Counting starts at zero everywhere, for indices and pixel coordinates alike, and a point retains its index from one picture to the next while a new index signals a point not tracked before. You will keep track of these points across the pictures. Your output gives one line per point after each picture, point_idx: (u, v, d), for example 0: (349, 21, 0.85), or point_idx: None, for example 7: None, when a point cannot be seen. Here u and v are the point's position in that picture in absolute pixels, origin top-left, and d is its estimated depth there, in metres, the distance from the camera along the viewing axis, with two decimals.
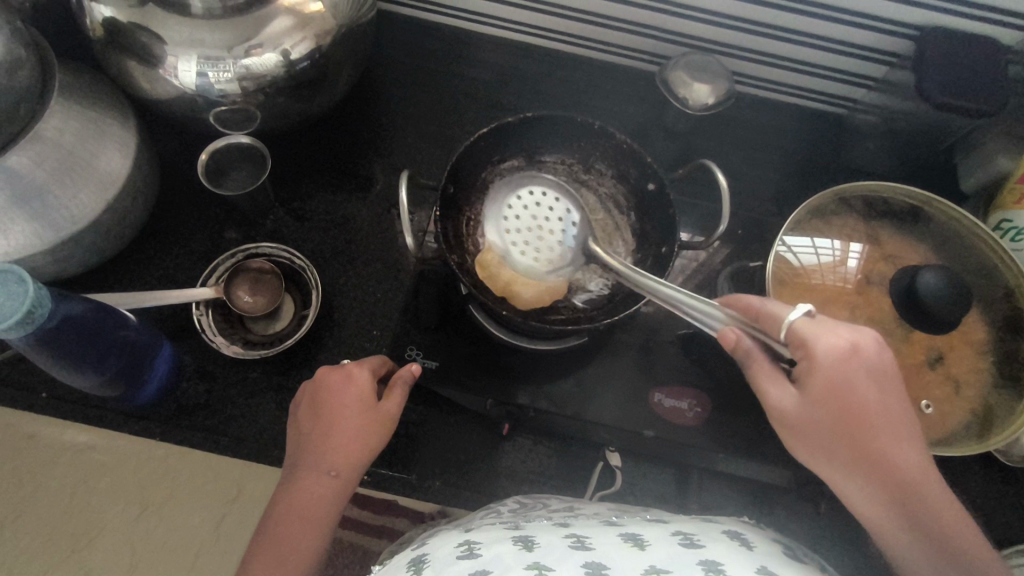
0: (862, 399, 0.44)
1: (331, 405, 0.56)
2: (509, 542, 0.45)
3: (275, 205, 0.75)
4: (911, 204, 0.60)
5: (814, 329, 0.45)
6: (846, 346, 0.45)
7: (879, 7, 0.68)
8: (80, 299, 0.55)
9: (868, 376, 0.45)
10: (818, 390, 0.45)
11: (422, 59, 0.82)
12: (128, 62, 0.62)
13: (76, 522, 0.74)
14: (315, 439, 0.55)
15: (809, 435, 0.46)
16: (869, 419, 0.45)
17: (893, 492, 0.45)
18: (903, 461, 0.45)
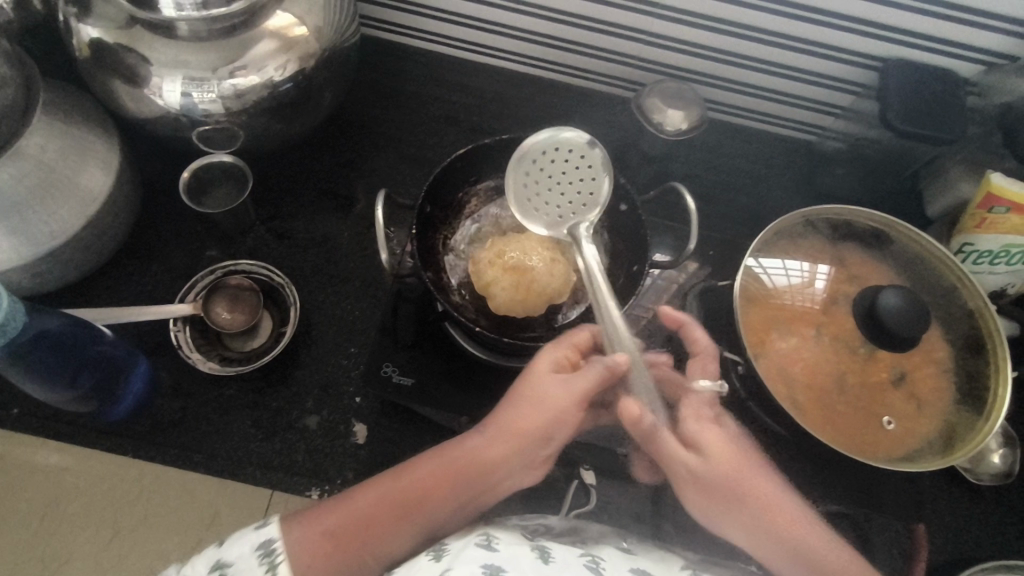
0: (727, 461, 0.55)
1: (540, 375, 0.53)
2: (528, 548, 0.48)
3: (256, 224, 0.76)
4: (876, 228, 0.62)
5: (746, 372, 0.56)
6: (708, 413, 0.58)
7: (844, 39, 0.71)
8: (56, 314, 0.57)
9: (716, 434, 0.56)
10: (714, 452, 0.55)
11: (406, 84, 0.85)
12: (113, 82, 0.63)
13: (49, 546, 0.72)
14: (518, 409, 0.53)
15: (707, 486, 0.55)
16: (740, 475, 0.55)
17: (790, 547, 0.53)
18: (779, 507, 0.55)
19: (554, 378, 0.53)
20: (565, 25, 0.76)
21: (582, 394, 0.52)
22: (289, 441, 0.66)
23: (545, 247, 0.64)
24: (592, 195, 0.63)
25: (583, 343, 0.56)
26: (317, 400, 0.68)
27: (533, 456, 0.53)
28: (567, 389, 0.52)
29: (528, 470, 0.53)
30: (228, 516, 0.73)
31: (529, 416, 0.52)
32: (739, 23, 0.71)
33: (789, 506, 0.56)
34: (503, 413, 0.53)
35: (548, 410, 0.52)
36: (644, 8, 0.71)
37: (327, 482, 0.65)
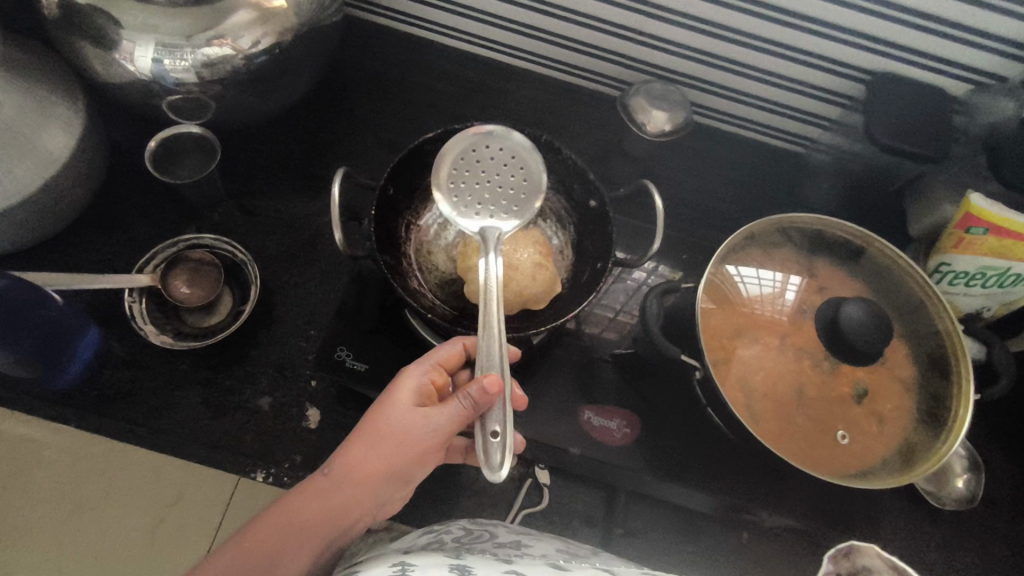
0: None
1: (399, 414, 0.49)
2: (445, 568, 0.41)
3: (224, 199, 0.74)
4: (850, 240, 0.61)
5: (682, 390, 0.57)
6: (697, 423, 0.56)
7: (833, 49, 0.70)
8: (2, 274, 0.56)
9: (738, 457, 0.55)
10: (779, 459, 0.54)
11: (390, 68, 0.84)
12: (82, 43, 0.61)
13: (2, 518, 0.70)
14: (371, 449, 0.48)
15: None
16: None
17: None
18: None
19: (415, 417, 0.49)
20: (553, 18, 0.75)
21: (440, 429, 0.48)
22: (239, 421, 0.64)
23: (530, 245, 0.63)
24: (523, 199, 0.60)
25: (446, 360, 0.52)
26: (272, 381, 0.66)
27: (385, 492, 0.50)
28: (428, 425, 0.48)
29: (384, 505, 0.51)
30: (190, 499, 0.72)
31: (382, 457, 0.48)
32: (729, 26, 0.70)
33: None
34: (354, 453, 0.48)
35: (404, 451, 0.48)
36: (633, 5, 0.70)
37: (273, 465, 0.63)
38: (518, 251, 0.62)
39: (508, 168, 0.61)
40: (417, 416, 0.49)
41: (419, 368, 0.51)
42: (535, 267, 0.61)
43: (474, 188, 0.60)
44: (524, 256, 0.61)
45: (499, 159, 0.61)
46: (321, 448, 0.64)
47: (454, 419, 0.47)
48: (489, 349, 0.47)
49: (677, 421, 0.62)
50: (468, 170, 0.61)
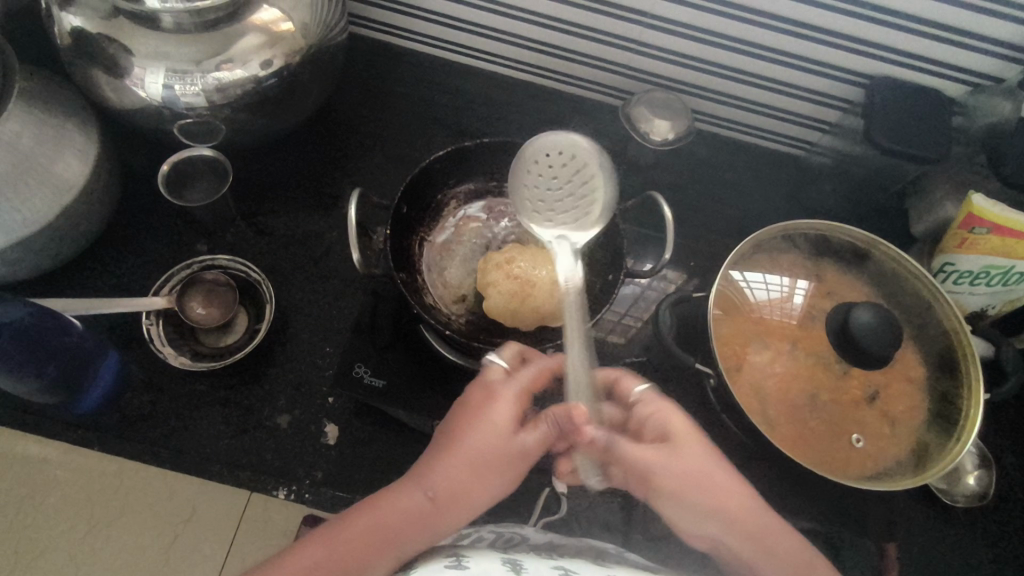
0: (688, 449, 0.49)
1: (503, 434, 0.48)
2: (498, 562, 0.44)
3: (237, 218, 0.75)
4: (856, 244, 0.62)
5: (648, 397, 0.52)
6: (686, 418, 0.51)
7: (832, 54, 0.71)
8: (26, 304, 0.57)
9: (705, 445, 0.50)
10: (681, 443, 0.50)
11: (394, 84, 0.85)
12: (94, 71, 0.62)
13: (22, 536, 0.71)
14: (476, 474, 0.47)
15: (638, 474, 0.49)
16: (729, 484, 0.49)
17: (770, 551, 0.46)
18: (767, 524, 0.48)
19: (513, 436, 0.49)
20: (554, 31, 0.76)
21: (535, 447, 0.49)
22: (259, 439, 0.65)
23: (544, 261, 0.63)
24: (592, 212, 0.61)
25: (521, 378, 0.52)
26: (290, 399, 0.67)
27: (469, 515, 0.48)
28: (521, 445, 0.49)
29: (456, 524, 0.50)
30: (202, 515, 0.73)
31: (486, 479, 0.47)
32: (728, 35, 0.71)
33: (770, 517, 0.49)
34: (452, 473, 0.47)
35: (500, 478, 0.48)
36: (633, 16, 0.71)
37: (294, 482, 0.64)
38: (534, 269, 0.62)
39: (584, 168, 0.62)
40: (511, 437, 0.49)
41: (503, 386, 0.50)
42: (551, 283, 0.62)
43: (548, 195, 0.62)
44: (539, 273, 0.62)
45: (575, 160, 0.62)
46: (341, 463, 0.65)
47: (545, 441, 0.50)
48: (578, 364, 0.53)
49: None
50: (544, 172, 0.61)
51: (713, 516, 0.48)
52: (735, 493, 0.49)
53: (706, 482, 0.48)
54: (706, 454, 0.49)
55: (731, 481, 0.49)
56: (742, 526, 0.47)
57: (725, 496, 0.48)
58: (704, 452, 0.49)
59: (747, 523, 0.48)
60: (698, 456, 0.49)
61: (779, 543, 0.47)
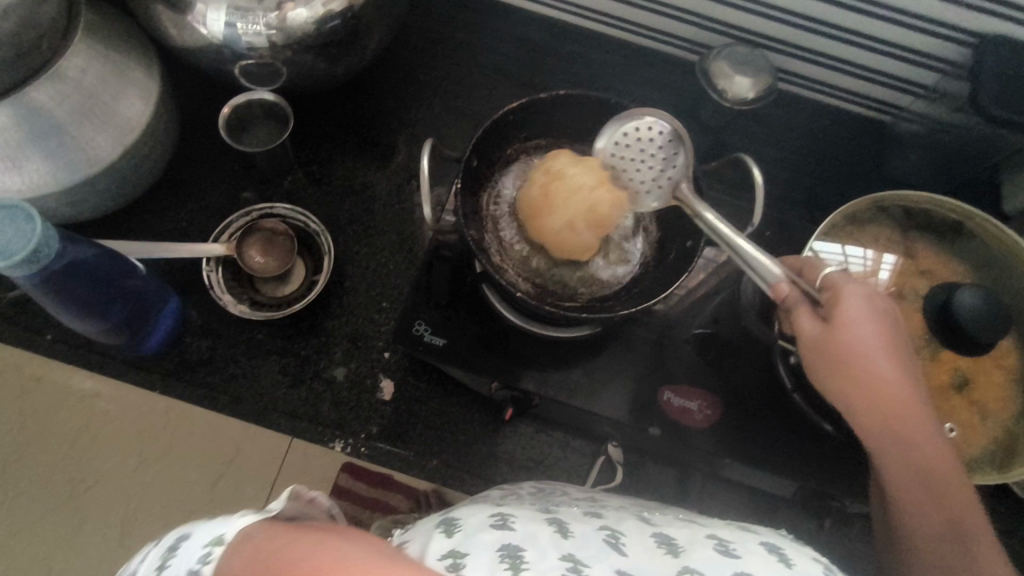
0: (864, 339, 0.45)
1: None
2: (543, 522, 0.39)
3: (294, 166, 0.74)
4: (952, 219, 0.57)
5: (844, 278, 0.47)
6: (864, 298, 0.46)
7: (943, 11, 0.64)
8: (91, 243, 0.54)
9: (883, 331, 0.46)
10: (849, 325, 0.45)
11: (454, 30, 0.81)
12: (156, 6, 0.60)
13: (71, 469, 0.72)
14: None
15: (831, 369, 0.46)
16: (892, 379, 0.46)
17: (905, 447, 0.46)
18: (917, 420, 0.46)
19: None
20: None
21: None
22: (315, 391, 0.65)
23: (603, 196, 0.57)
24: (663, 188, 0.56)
25: None
26: (346, 352, 0.67)
27: None
28: None
29: None
30: (248, 450, 0.74)
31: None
32: None
33: (925, 410, 0.47)
34: None
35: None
36: None
37: (351, 435, 0.65)
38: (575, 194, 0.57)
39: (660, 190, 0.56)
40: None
41: None
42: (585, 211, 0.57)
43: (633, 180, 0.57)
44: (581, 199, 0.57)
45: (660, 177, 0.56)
46: (395, 419, 0.65)
47: None
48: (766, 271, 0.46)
49: (757, 405, 0.61)
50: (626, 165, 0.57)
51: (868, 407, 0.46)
52: (898, 390, 0.46)
53: (860, 373, 0.46)
54: (877, 345, 0.45)
55: (893, 375, 0.46)
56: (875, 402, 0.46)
57: (885, 390, 0.46)
58: (877, 339, 0.46)
59: (898, 418, 0.46)
60: (870, 347, 0.45)
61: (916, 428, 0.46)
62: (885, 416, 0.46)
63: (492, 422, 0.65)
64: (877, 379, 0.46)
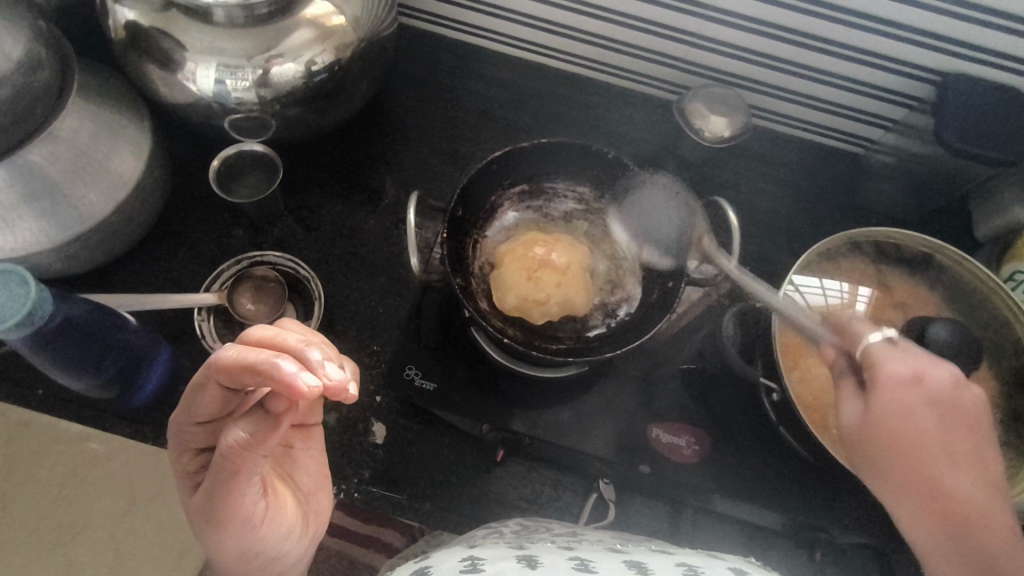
0: (908, 419, 0.42)
1: (278, 369, 0.34)
2: (512, 559, 0.42)
3: (284, 213, 0.75)
4: (922, 252, 0.60)
5: (885, 351, 0.45)
6: (908, 374, 0.43)
7: (904, 50, 0.67)
8: (81, 300, 0.55)
9: (932, 406, 0.42)
10: (880, 405, 0.43)
11: (438, 75, 0.83)
12: (147, 65, 0.62)
13: (62, 515, 0.69)
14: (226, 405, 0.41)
15: (867, 454, 0.44)
16: (940, 458, 0.42)
17: (968, 547, 0.39)
18: (975, 509, 0.40)
19: (258, 384, 0.36)
20: (606, 22, 0.74)
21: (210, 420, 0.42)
22: None
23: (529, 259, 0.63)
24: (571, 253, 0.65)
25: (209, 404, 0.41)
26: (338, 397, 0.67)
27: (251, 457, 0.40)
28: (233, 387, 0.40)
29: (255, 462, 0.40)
30: None
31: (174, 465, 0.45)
32: (792, 28, 0.68)
33: (1011, 522, 0.40)
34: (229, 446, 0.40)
35: (215, 545, 0.40)
36: (690, 8, 0.69)
37: (344, 481, 0.64)
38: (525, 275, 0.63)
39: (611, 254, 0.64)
40: (259, 416, 0.38)
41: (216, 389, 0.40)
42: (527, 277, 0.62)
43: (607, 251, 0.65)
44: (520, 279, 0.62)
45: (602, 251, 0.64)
46: (387, 462, 0.65)
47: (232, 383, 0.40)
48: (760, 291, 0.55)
49: (744, 437, 0.62)
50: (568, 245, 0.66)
51: (918, 501, 0.42)
52: (951, 474, 0.42)
53: (900, 459, 0.42)
54: (919, 415, 0.42)
55: (937, 449, 0.42)
56: (928, 495, 0.41)
57: (928, 467, 0.42)
58: (920, 410, 0.42)
59: (946, 499, 0.41)
60: (909, 418, 0.42)
61: (989, 538, 0.39)
62: (928, 488, 0.41)
63: (485, 462, 0.66)
64: (919, 454, 0.42)
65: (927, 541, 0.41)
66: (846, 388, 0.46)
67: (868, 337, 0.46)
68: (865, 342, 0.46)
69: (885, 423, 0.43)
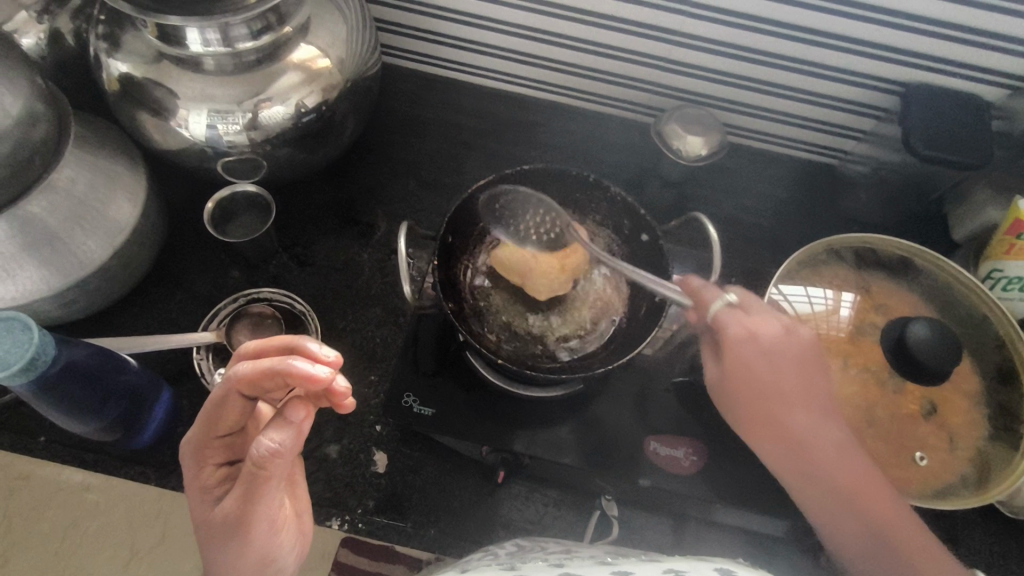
0: (753, 370, 0.53)
1: (298, 367, 0.42)
2: None
3: (278, 250, 0.77)
4: (900, 256, 0.62)
5: (730, 315, 0.54)
6: (745, 333, 0.53)
7: (865, 65, 0.70)
8: (82, 345, 0.56)
9: (766, 360, 0.53)
10: (730, 363, 0.54)
11: (425, 111, 0.86)
12: (140, 115, 0.64)
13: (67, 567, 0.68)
14: (216, 419, 0.45)
15: (733, 398, 0.54)
16: (785, 405, 0.53)
17: (811, 467, 0.51)
18: (807, 437, 0.52)
19: (275, 385, 0.44)
20: (580, 52, 0.77)
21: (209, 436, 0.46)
22: (309, 469, 0.65)
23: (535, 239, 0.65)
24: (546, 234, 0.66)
25: (229, 415, 0.46)
26: (338, 429, 0.68)
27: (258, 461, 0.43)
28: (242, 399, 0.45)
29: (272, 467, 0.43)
30: None
31: (191, 482, 0.46)
32: (756, 49, 0.71)
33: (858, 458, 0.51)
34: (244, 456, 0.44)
35: (238, 553, 0.43)
36: (660, 35, 0.72)
37: (346, 512, 0.64)
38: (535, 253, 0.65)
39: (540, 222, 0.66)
40: (282, 425, 0.42)
41: (224, 401, 0.45)
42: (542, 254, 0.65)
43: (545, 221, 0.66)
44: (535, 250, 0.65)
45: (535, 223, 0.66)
46: (388, 491, 0.65)
47: (239, 396, 0.45)
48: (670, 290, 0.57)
49: (742, 446, 0.63)
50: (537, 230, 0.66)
51: (769, 436, 0.53)
52: (790, 413, 0.53)
53: (751, 399, 0.53)
54: (762, 369, 0.53)
55: (784, 400, 0.53)
56: (774, 430, 0.53)
57: (774, 410, 0.53)
58: (769, 366, 0.53)
59: (782, 434, 0.53)
60: (755, 372, 0.53)
61: (824, 462, 0.51)
62: (763, 425, 0.53)
63: (487, 484, 0.66)
64: (766, 399, 0.53)
65: (783, 471, 0.53)
66: (706, 349, 0.57)
67: (715, 303, 0.55)
68: (714, 308, 0.55)
69: (733, 380, 0.54)
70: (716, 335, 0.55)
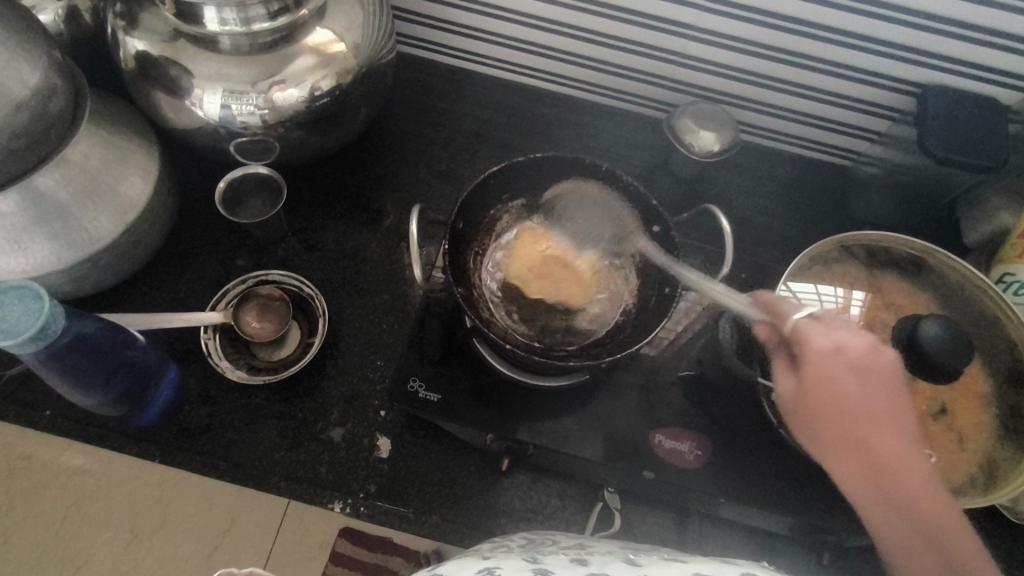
0: (840, 383, 0.47)
1: None
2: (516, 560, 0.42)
3: (287, 234, 0.77)
4: (912, 254, 0.61)
5: (812, 327, 0.49)
6: (831, 345, 0.48)
7: (883, 64, 0.70)
8: (93, 318, 0.56)
9: (853, 374, 0.47)
10: (810, 371, 0.48)
11: (438, 100, 0.86)
12: (156, 93, 0.64)
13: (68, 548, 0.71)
14: None
15: (812, 412, 0.48)
16: (873, 425, 0.46)
17: (894, 496, 0.45)
18: (893, 460, 0.46)
19: None
20: (597, 45, 0.77)
21: None
22: (313, 453, 0.66)
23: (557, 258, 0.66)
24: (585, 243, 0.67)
25: None
26: (342, 413, 0.68)
27: None
28: None
29: None
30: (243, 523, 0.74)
31: None
32: (773, 46, 0.71)
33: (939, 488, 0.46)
34: None
35: None
36: (677, 30, 0.72)
37: (349, 495, 0.64)
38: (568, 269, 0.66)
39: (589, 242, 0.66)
40: None
41: None
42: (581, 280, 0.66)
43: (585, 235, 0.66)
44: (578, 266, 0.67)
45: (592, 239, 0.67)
46: (391, 476, 0.65)
47: None
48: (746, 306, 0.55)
49: (747, 441, 0.63)
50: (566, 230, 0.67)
51: (853, 458, 0.46)
52: (876, 434, 0.46)
53: (830, 411, 0.47)
54: (848, 383, 0.47)
55: (869, 414, 0.47)
56: (861, 452, 0.46)
57: (860, 428, 0.46)
58: (850, 379, 0.47)
59: (870, 457, 0.46)
60: (839, 383, 0.47)
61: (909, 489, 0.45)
62: (861, 456, 0.46)
63: (490, 473, 0.66)
64: (849, 416, 0.47)
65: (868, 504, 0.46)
66: (779, 365, 0.51)
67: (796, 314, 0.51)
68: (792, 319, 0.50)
69: (814, 391, 0.47)
70: (791, 350, 0.51)
